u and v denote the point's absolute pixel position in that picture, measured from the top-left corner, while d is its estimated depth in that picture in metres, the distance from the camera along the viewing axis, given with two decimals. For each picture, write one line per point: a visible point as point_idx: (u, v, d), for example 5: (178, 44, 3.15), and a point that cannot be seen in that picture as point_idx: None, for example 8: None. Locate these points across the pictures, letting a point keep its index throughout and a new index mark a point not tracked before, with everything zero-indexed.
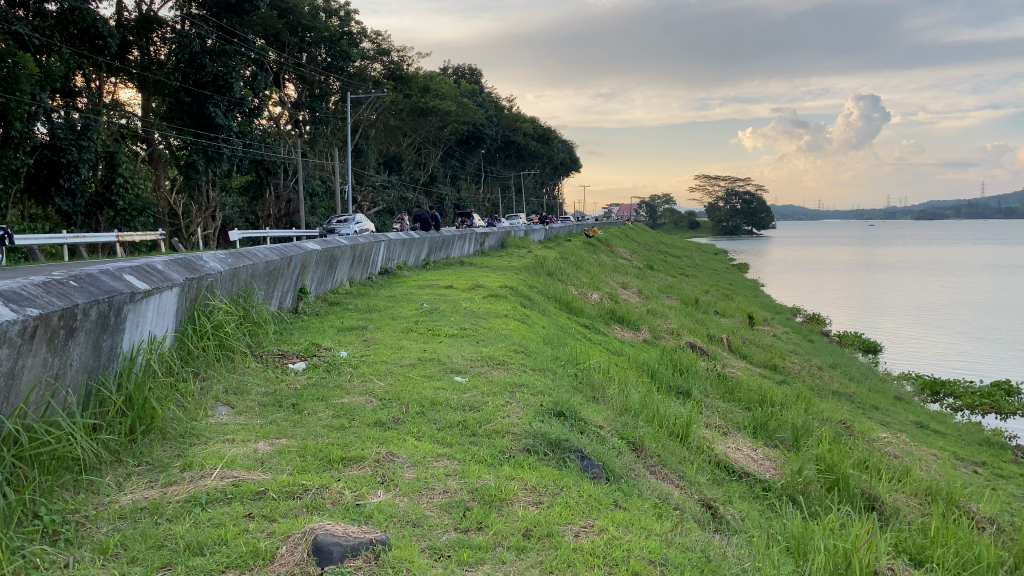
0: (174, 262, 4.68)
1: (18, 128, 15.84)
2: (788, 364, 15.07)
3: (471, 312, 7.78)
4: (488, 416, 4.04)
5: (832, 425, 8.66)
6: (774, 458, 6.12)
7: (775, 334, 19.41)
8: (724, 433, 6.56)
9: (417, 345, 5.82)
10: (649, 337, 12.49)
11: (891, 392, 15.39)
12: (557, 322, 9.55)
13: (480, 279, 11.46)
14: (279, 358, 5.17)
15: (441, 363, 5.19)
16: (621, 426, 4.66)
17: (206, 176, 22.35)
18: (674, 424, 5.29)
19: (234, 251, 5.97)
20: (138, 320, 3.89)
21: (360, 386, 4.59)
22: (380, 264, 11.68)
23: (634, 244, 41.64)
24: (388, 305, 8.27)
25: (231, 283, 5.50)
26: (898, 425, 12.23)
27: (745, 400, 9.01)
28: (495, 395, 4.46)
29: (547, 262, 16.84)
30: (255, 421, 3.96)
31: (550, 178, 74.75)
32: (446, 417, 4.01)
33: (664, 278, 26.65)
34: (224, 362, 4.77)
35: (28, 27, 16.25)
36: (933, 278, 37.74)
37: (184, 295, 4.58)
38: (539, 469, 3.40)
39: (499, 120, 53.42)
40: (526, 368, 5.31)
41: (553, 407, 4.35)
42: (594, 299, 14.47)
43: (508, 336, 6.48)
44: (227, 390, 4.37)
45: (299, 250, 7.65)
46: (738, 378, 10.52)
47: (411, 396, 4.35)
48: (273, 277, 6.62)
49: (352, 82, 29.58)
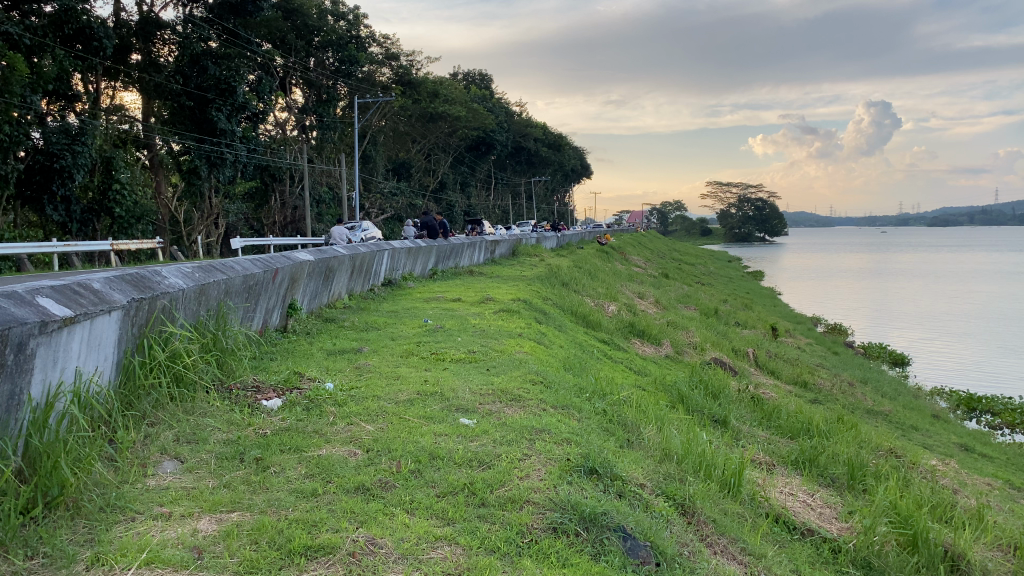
0: (118, 279, 3.83)
1: (7, 132, 15.03)
2: (819, 381, 14.11)
3: (480, 331, 6.91)
4: (500, 476, 3.19)
5: (883, 457, 7.71)
6: (835, 506, 5.23)
7: (799, 346, 18.48)
8: (772, 472, 5.65)
9: (417, 374, 4.96)
10: (672, 353, 11.62)
11: (928, 409, 14.41)
12: (575, 339, 8.70)
13: (491, 292, 10.60)
14: (251, 394, 4.31)
15: (444, 400, 4.31)
16: (664, 481, 3.78)
17: (208, 182, 21.55)
18: (723, 470, 4.39)
19: (203, 264, 5.13)
20: (58, 354, 3.04)
21: (344, 432, 3.73)
22: (383, 275, 10.88)
23: (647, 252, 40.56)
24: (388, 322, 7.43)
25: (197, 302, 4.66)
26: (942, 447, 11.28)
27: (786, 429, 8.07)
28: (511, 444, 3.60)
29: (561, 272, 15.99)
30: (206, 483, 3.10)
31: (560, 185, 74.00)
32: (448, 478, 3.16)
33: (682, 287, 25.74)
34: (180, 400, 3.94)
35: (19, 27, 15.37)
36: (957, 287, 36.53)
37: (129, 320, 3.73)
38: (570, 563, 2.56)
39: (510, 126, 52.71)
40: (546, 405, 4.43)
41: (583, 460, 3.48)
42: (611, 312, 13.53)
43: (524, 361, 5.62)
44: (178, 439, 3.53)
45: (288, 261, 6.84)
46: (772, 400, 9.56)
47: (405, 447, 3.49)
48: (252, 295, 5.77)
49: (361, 87, 28.84)
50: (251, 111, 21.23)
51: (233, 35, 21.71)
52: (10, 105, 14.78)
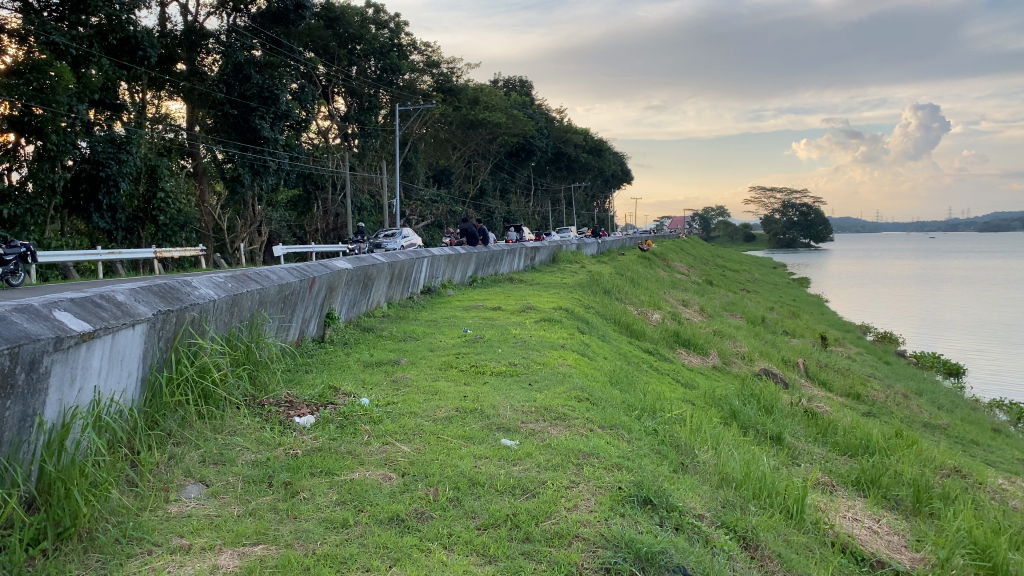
0: (145, 290, 3.67)
1: (54, 140, 15.16)
2: (873, 392, 13.55)
3: (521, 342, 6.65)
4: (545, 506, 2.93)
5: (950, 477, 7.24)
6: (903, 532, 4.84)
7: (849, 356, 17.87)
8: (835, 494, 5.29)
9: (456, 389, 4.72)
10: (719, 363, 11.25)
11: (987, 423, 13.75)
12: (619, 350, 8.42)
13: (531, 300, 10.35)
14: (283, 410, 4.12)
15: (485, 419, 4.05)
16: (723, 511, 3.48)
17: (251, 190, 21.59)
18: (785, 496, 4.06)
19: (237, 274, 4.97)
20: (76, 372, 2.86)
21: (379, 454, 3.50)
22: (422, 283, 10.70)
23: (690, 259, 39.94)
24: (428, 332, 7.21)
25: (229, 313, 4.49)
26: (1004, 463, 10.70)
27: (843, 445, 7.66)
28: (557, 470, 3.34)
29: (603, 280, 15.68)
30: (231, 511, 2.89)
31: (601, 191, 73.54)
32: (489, 508, 2.91)
33: (726, 294, 25.20)
34: (209, 417, 3.76)
35: (67, 37, 15.53)
36: (1014, 294, 35.23)
37: (155, 333, 3.55)
38: None
39: (551, 132, 52.52)
40: (593, 424, 4.17)
41: (635, 489, 3.21)
42: (655, 321, 13.17)
43: (569, 375, 5.36)
44: (204, 460, 3.34)
45: (326, 269, 6.68)
46: (826, 414, 9.12)
47: (442, 471, 3.25)
48: (288, 304, 5.60)
49: (403, 94, 28.79)
50: (293, 119, 21.23)
51: (276, 44, 21.87)
52: (57, 114, 15.06)
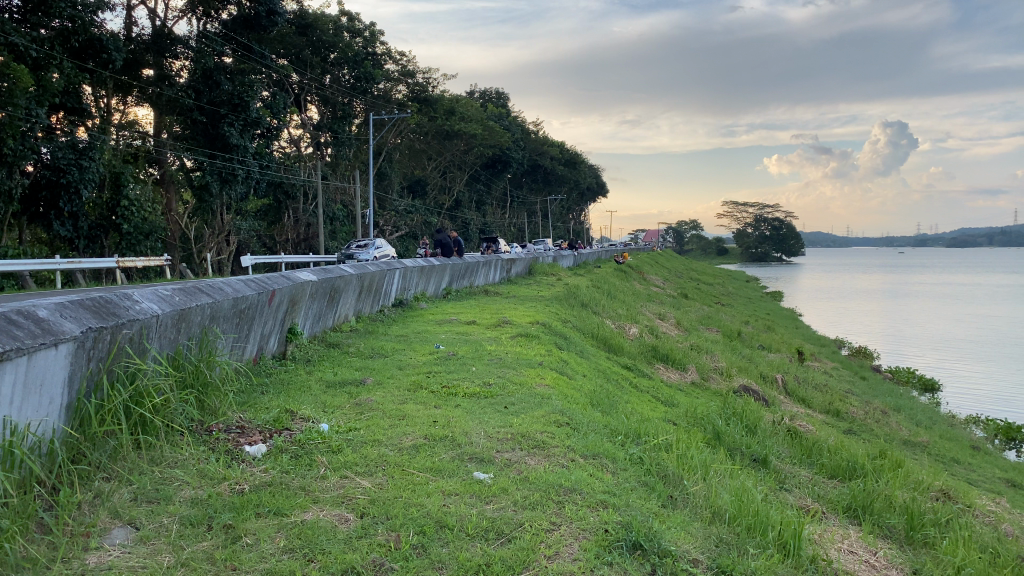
0: (75, 304, 3.28)
1: (10, 145, 14.52)
2: (851, 409, 13.34)
3: (496, 359, 6.29)
4: (522, 555, 2.58)
5: (938, 501, 6.97)
6: (901, 565, 4.52)
7: (826, 370, 17.71)
8: (827, 523, 4.97)
9: (424, 413, 4.35)
10: (699, 379, 10.97)
11: (965, 439, 13.56)
12: (598, 367, 8.08)
13: (507, 314, 10.02)
14: (233, 437, 3.72)
15: (456, 448, 3.69)
16: (717, 553, 3.13)
17: (220, 199, 20.99)
18: (781, 530, 3.71)
19: (187, 286, 4.57)
20: None
21: (336, 490, 3.12)
22: (393, 296, 10.30)
23: (665, 272, 39.86)
24: (397, 347, 6.82)
25: (176, 329, 4.09)
26: (984, 482, 10.49)
27: (829, 466, 7.37)
28: (537, 509, 2.98)
29: (581, 292, 15.36)
30: (160, 560, 2.49)
31: (576, 203, 73.41)
32: (458, 556, 2.54)
33: (703, 308, 24.99)
34: (146, 447, 3.35)
35: (25, 38, 14.91)
36: (985, 309, 35.35)
37: (84, 354, 3.15)
38: None
39: (526, 144, 52.28)
40: (574, 453, 3.83)
41: (623, 532, 2.87)
42: (632, 335, 12.86)
43: (547, 397, 5.00)
44: (135, 498, 2.94)
45: (289, 281, 6.29)
46: (809, 434, 8.84)
47: (408, 512, 2.87)
48: (243, 320, 5.19)
49: (376, 104, 28.35)
50: (264, 127, 20.68)
51: (247, 50, 21.31)
52: (14, 118, 14.42)
